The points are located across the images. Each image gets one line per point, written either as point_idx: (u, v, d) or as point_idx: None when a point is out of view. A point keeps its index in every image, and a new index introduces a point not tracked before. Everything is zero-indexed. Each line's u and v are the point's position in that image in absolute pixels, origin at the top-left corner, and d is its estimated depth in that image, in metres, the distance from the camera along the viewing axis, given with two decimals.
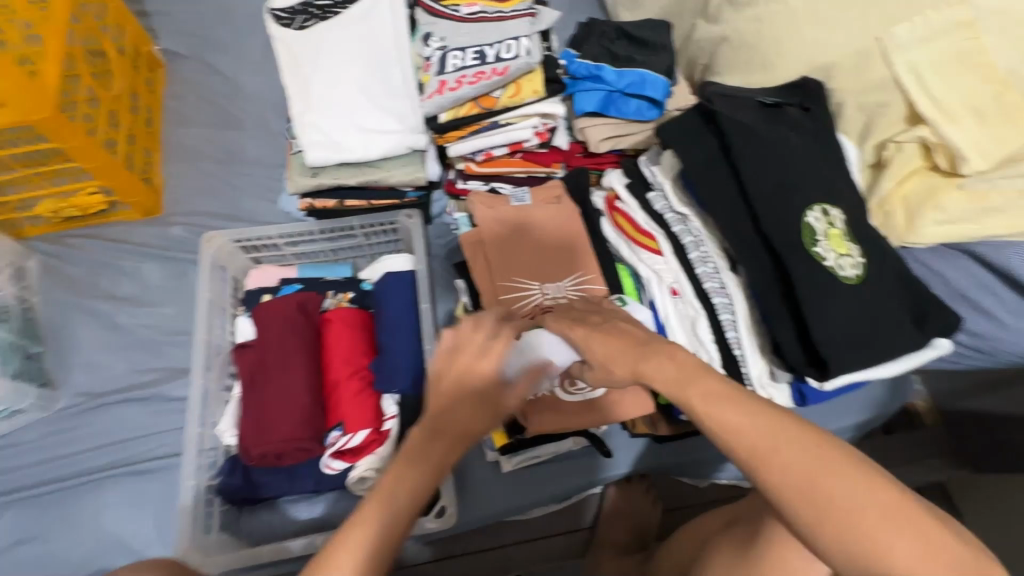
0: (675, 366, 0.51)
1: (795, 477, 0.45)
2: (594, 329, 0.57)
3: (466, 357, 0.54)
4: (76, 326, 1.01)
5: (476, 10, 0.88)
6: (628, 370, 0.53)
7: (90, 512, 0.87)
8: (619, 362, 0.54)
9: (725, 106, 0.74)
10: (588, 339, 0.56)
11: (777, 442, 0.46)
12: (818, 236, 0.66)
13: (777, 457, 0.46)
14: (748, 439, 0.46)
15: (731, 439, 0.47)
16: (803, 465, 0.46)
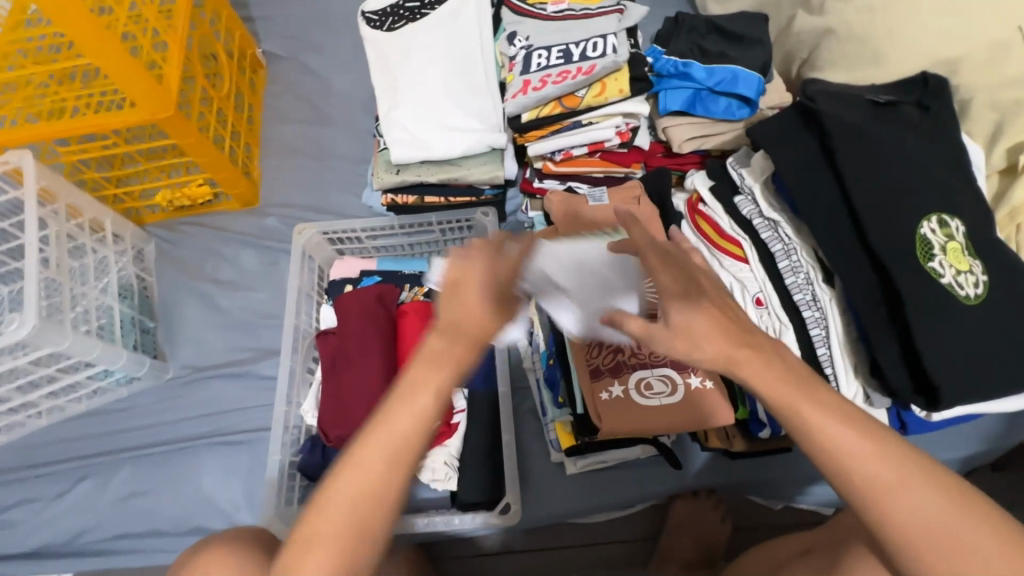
0: (788, 371, 0.50)
1: (919, 519, 0.45)
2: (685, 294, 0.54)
3: (462, 290, 0.53)
4: (184, 305, 1.12)
5: (562, 8, 0.87)
6: (723, 355, 0.51)
7: (191, 474, 0.97)
8: (716, 342, 0.51)
9: (830, 104, 0.68)
10: (684, 314, 0.52)
11: (903, 483, 0.46)
12: (934, 250, 0.60)
13: (901, 500, 0.46)
14: (871, 469, 0.46)
15: (844, 468, 0.47)
16: (929, 513, 0.45)
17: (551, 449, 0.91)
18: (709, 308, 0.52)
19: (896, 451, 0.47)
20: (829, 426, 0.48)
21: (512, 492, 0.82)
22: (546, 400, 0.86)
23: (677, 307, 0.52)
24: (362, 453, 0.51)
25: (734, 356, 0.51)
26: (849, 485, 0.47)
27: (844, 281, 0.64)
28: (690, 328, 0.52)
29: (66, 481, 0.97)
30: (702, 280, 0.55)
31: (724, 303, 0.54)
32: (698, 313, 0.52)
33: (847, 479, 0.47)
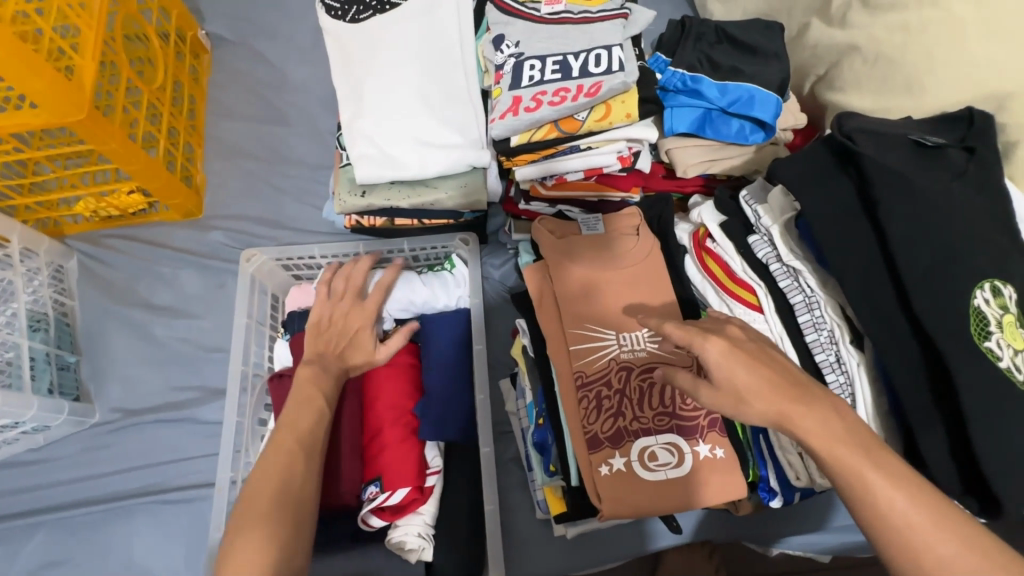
0: (841, 424, 0.51)
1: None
2: (736, 348, 0.54)
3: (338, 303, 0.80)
4: (112, 334, 0.96)
5: (558, 9, 0.74)
6: (773, 409, 0.51)
7: (122, 539, 0.83)
8: (763, 399, 0.52)
9: (870, 145, 0.58)
10: (724, 362, 0.53)
11: (966, 563, 0.45)
12: (990, 326, 0.53)
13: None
14: (918, 536, 0.46)
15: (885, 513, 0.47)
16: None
17: (537, 507, 0.83)
18: (755, 362, 0.53)
19: (952, 527, 0.46)
20: (893, 496, 0.47)
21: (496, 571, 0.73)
22: (534, 460, 0.77)
23: (718, 356, 0.53)
24: (279, 441, 0.66)
25: (783, 410, 0.51)
26: (899, 546, 0.47)
27: (880, 352, 0.56)
28: (738, 382, 0.52)
29: None
30: (739, 333, 0.57)
31: (765, 354, 0.55)
32: (740, 368, 0.52)
33: (902, 543, 0.47)
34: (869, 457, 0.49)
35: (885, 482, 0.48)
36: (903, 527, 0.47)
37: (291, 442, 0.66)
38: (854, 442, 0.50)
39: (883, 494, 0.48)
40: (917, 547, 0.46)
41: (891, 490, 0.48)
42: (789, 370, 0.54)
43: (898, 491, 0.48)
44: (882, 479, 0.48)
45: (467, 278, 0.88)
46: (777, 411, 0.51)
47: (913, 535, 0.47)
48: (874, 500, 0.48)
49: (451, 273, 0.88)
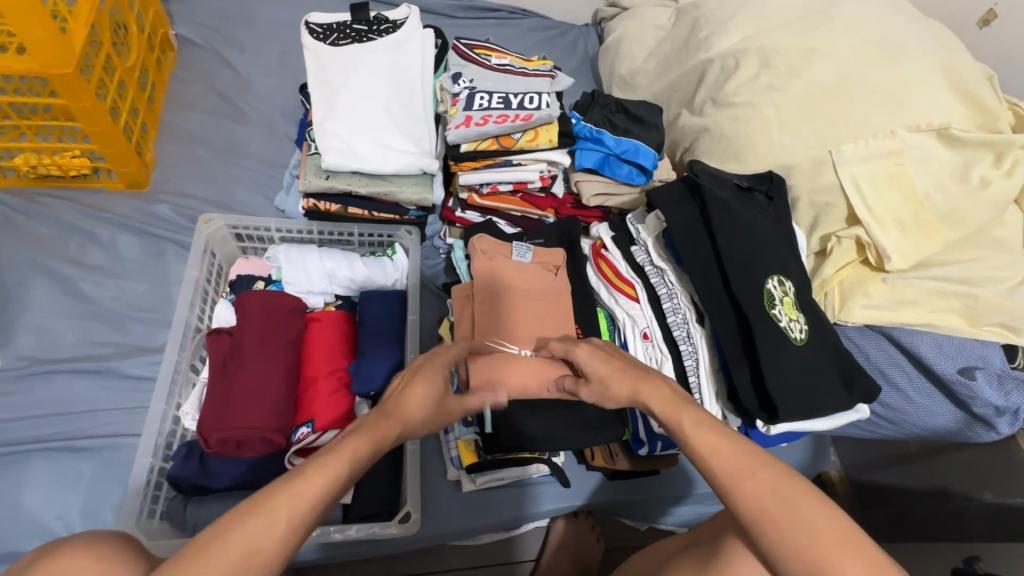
0: (668, 392, 0.61)
1: (763, 502, 0.50)
2: (596, 348, 0.70)
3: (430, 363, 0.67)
4: (32, 286, 0.96)
5: (504, 63, 0.99)
6: (626, 389, 0.63)
7: (11, 486, 0.80)
8: (620, 382, 0.64)
9: (707, 182, 0.87)
10: (590, 359, 0.68)
11: (744, 470, 0.52)
12: (775, 301, 0.78)
13: (746, 485, 0.51)
14: (723, 462, 0.53)
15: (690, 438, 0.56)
16: (766, 492, 0.51)
17: (449, 465, 0.93)
18: (610, 357, 0.68)
19: (745, 450, 0.54)
20: (700, 434, 0.55)
21: (412, 499, 0.82)
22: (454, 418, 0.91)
23: (585, 356, 0.69)
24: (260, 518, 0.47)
25: (635, 385, 0.63)
26: (711, 474, 0.53)
27: (712, 319, 0.80)
28: (600, 372, 0.66)
29: None
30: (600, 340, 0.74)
31: (617, 352, 0.70)
32: (598, 359, 0.68)
33: (703, 469, 0.54)
34: (680, 405, 0.59)
35: (693, 424, 0.56)
36: (705, 454, 0.54)
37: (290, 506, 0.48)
38: (671, 397, 0.60)
39: (691, 432, 0.56)
40: (721, 468, 0.53)
41: (698, 430, 0.56)
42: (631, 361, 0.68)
43: (701, 429, 0.56)
44: (690, 421, 0.57)
45: (406, 265, 1.03)
46: (630, 389, 0.63)
47: (716, 462, 0.53)
48: (682, 436, 0.57)
49: (392, 259, 1.02)
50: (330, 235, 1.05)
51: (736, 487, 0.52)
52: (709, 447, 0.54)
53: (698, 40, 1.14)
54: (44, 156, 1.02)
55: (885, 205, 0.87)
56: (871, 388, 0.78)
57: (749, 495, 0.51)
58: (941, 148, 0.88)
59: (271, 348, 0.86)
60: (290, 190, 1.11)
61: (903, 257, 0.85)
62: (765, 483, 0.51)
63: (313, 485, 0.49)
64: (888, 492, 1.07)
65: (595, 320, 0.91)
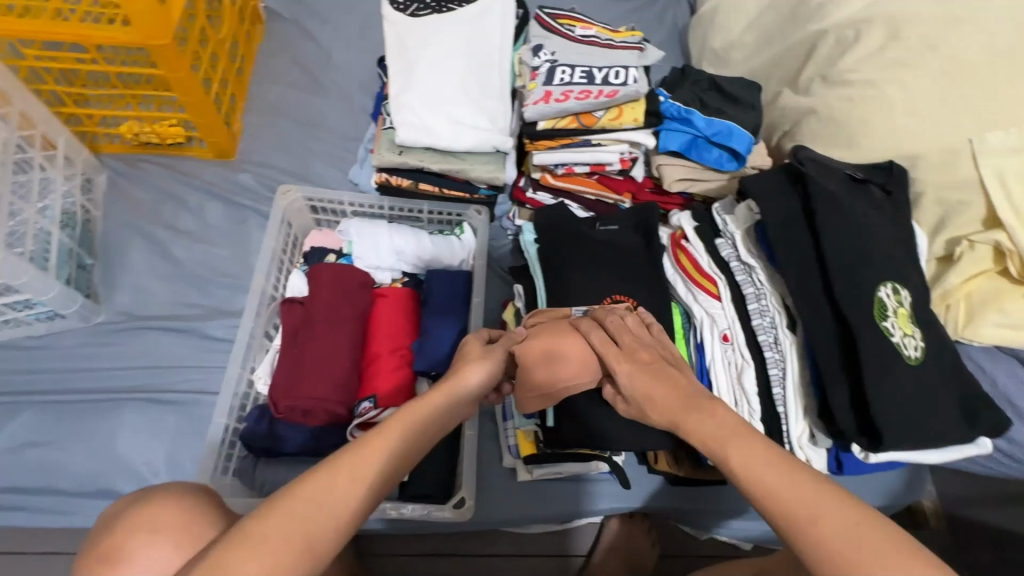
0: (718, 421, 0.54)
1: (849, 551, 0.42)
2: (639, 368, 0.64)
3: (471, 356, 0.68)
4: (130, 246, 1.03)
5: (589, 34, 0.92)
6: (667, 415, 0.59)
7: (107, 430, 0.88)
8: (661, 405, 0.60)
9: (814, 170, 0.77)
10: (634, 380, 0.63)
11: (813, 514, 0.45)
12: (888, 312, 0.68)
13: (818, 531, 0.44)
14: (785, 500, 0.46)
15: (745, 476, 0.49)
16: (841, 542, 0.43)
17: (506, 453, 0.91)
18: (660, 380, 0.61)
19: (813, 487, 0.46)
20: (756, 472, 0.48)
21: (468, 486, 0.81)
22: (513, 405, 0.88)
23: (626, 379, 0.64)
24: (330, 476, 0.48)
25: (677, 416, 0.58)
26: (775, 520, 0.46)
27: (809, 327, 0.71)
28: (642, 396, 0.62)
29: None
30: (644, 352, 0.66)
31: (661, 366, 0.64)
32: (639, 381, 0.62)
33: (767, 512, 0.47)
34: (735, 435, 0.52)
35: (744, 456, 0.50)
36: (765, 490, 0.47)
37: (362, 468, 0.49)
38: (730, 421, 0.54)
39: (745, 470, 0.49)
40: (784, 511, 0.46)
41: (752, 467, 0.49)
42: (681, 381, 0.61)
43: (758, 463, 0.49)
44: (739, 451, 0.50)
45: (473, 245, 1.00)
46: (672, 416, 0.58)
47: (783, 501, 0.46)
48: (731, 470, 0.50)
49: (460, 237, 1.00)
50: (399, 212, 1.05)
51: (809, 532, 0.44)
52: (767, 485, 0.47)
53: (810, 9, 1.01)
54: (146, 125, 1.08)
55: None
56: (997, 421, 0.67)
57: (832, 539, 0.43)
58: None
59: (338, 322, 0.87)
60: (364, 164, 1.11)
61: None
62: (842, 529, 0.43)
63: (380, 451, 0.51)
64: (1000, 536, 0.94)
65: (671, 316, 0.85)
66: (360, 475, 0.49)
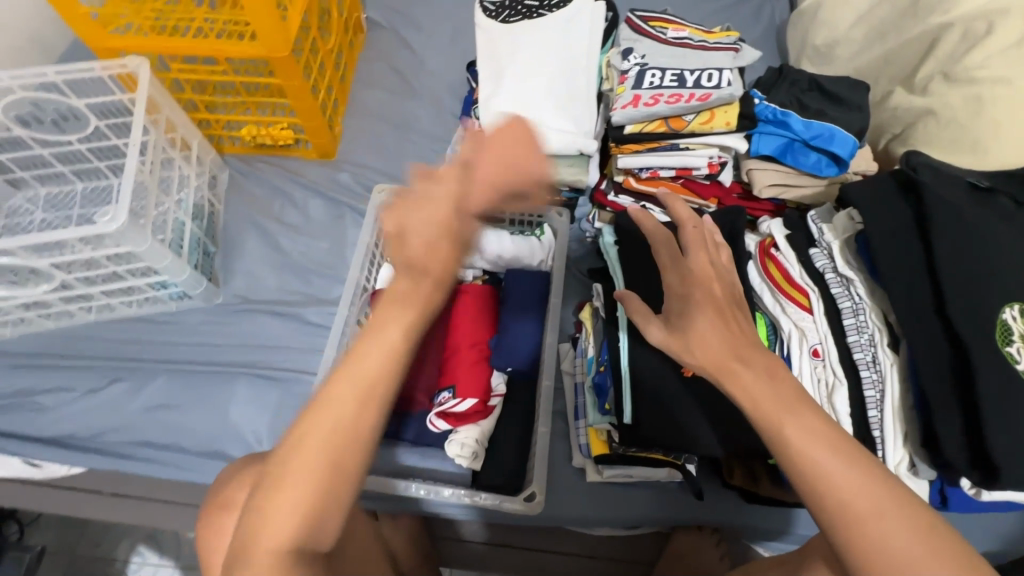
0: (774, 389, 0.54)
1: (888, 546, 0.49)
2: (705, 305, 0.60)
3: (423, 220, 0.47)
4: (245, 236, 1.15)
5: (682, 36, 0.91)
6: (720, 362, 0.56)
7: (222, 400, 0.99)
8: (714, 346, 0.57)
9: (930, 178, 0.71)
10: (691, 313, 0.60)
11: (864, 508, 0.49)
12: (1013, 336, 0.62)
13: (871, 528, 0.49)
14: (838, 486, 0.50)
15: (799, 456, 0.51)
16: (885, 533, 0.49)
17: (577, 452, 0.92)
18: (725, 320, 0.59)
19: (862, 478, 0.50)
20: (815, 456, 0.50)
21: (538, 481, 0.83)
22: (590, 403, 0.87)
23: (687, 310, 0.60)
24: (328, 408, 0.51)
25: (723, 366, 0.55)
26: (824, 509, 0.50)
27: (916, 350, 0.66)
28: (700, 331, 0.58)
29: (100, 378, 1.00)
30: (718, 290, 0.63)
31: (733, 316, 0.60)
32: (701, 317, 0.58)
33: (815, 501, 0.51)
34: (789, 410, 0.52)
35: (803, 435, 0.51)
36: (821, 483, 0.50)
37: (354, 402, 0.51)
38: (782, 404, 0.52)
39: (807, 458, 0.51)
40: (838, 500, 0.50)
41: (813, 453, 0.51)
42: (745, 334, 0.59)
43: (816, 450, 0.51)
44: (796, 430, 0.51)
45: (553, 246, 1.03)
46: (725, 363, 0.56)
47: (839, 497, 0.50)
48: (784, 448, 0.52)
49: (539, 238, 1.03)
50: None
51: (860, 525, 0.49)
52: (826, 478, 0.50)
53: (932, 0, 0.93)
54: (262, 128, 1.19)
55: None
56: None
57: (878, 535, 0.49)
58: None
59: (425, 323, 0.93)
60: None
61: None
62: (888, 519, 0.49)
63: (351, 372, 0.51)
64: None
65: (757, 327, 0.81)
66: (355, 407, 0.51)
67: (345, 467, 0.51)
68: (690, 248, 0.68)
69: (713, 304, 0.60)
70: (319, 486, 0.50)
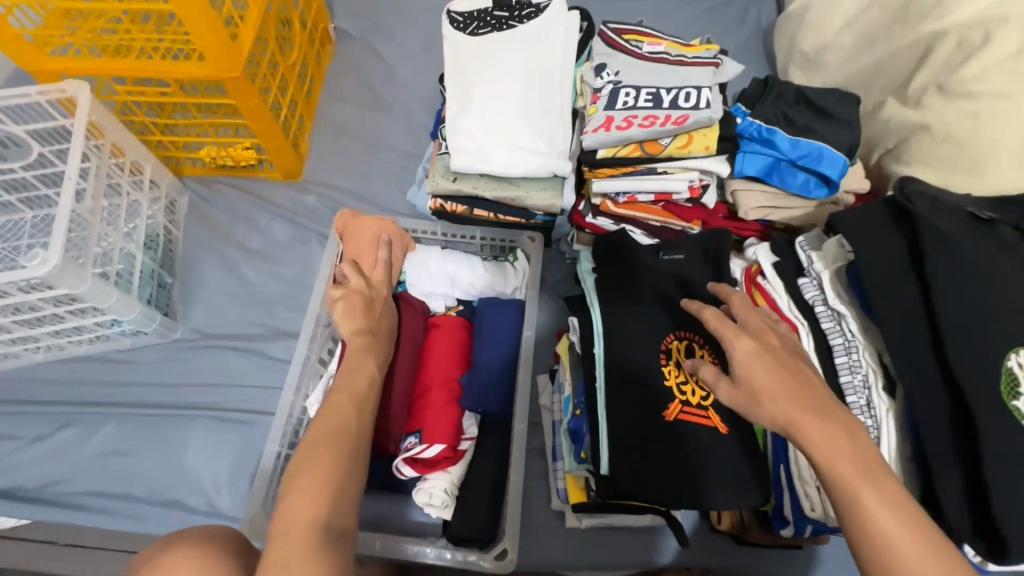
0: (850, 443, 0.51)
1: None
2: (769, 355, 0.56)
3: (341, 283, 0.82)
4: (205, 266, 1.08)
5: (658, 50, 0.85)
6: (790, 417, 0.52)
7: (179, 445, 0.93)
8: (783, 400, 0.53)
9: (927, 208, 0.65)
10: (752, 363, 0.55)
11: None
12: (1019, 388, 0.56)
13: None
14: (907, 563, 0.46)
15: (869, 519, 0.48)
16: None
17: (555, 495, 0.87)
18: (782, 364, 0.55)
19: (938, 558, 0.47)
20: (884, 519, 0.48)
21: (511, 537, 0.80)
22: (566, 448, 0.82)
23: (743, 356, 0.56)
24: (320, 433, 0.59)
25: (797, 417, 0.52)
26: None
27: (913, 400, 0.60)
28: (758, 381, 0.54)
29: (48, 425, 0.94)
30: (775, 340, 0.59)
31: (795, 364, 0.56)
32: (760, 365, 0.55)
33: (882, 572, 0.47)
34: (867, 475, 0.50)
35: (878, 501, 0.48)
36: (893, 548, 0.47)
37: (351, 406, 0.64)
38: (854, 457, 0.50)
39: (879, 521, 0.48)
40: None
41: (886, 514, 0.48)
42: (810, 380, 0.55)
43: (886, 513, 0.48)
44: (876, 499, 0.49)
45: (526, 272, 0.98)
46: (794, 417, 0.52)
47: (909, 569, 0.46)
48: (856, 507, 0.49)
49: (513, 264, 0.98)
50: (453, 237, 1.03)
51: None
52: (899, 546, 0.47)
53: (925, 6, 0.87)
54: (222, 149, 1.13)
55: None
56: None
57: None
58: None
59: (397, 352, 0.86)
60: (421, 185, 1.08)
61: None
62: None
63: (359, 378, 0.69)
64: None
65: None
66: (352, 410, 0.64)
67: (352, 465, 0.59)
68: (740, 312, 0.63)
69: (777, 356, 0.56)
70: (331, 469, 0.56)
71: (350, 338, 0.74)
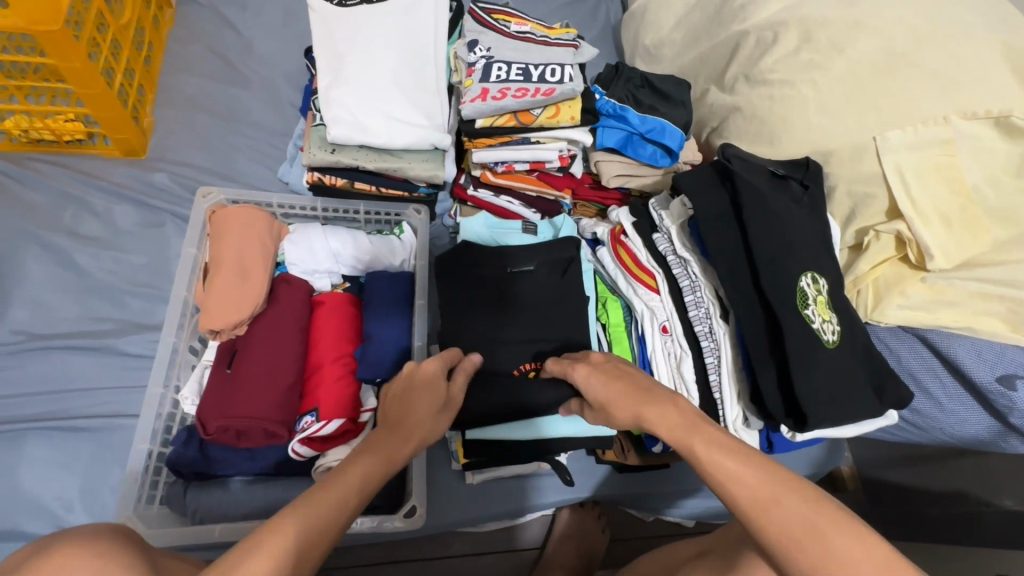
0: (678, 414, 0.60)
1: (791, 530, 0.48)
2: (593, 368, 0.70)
3: (226, 313, 0.82)
4: (25, 256, 0.92)
5: (524, 30, 0.92)
6: (630, 413, 0.63)
7: (9, 464, 0.79)
8: (623, 407, 0.63)
9: (741, 168, 0.81)
10: (589, 381, 0.69)
11: (774, 496, 0.50)
12: (809, 300, 0.74)
13: (773, 513, 0.49)
14: (745, 487, 0.51)
15: (706, 464, 0.54)
16: (788, 521, 0.49)
17: (454, 458, 0.90)
18: (611, 377, 0.67)
19: (766, 471, 0.52)
20: (718, 461, 0.54)
21: (418, 494, 0.82)
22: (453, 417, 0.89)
23: (583, 378, 0.69)
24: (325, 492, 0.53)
25: (639, 411, 0.62)
26: (730, 502, 0.51)
27: (740, 318, 0.75)
28: (600, 394, 0.66)
29: None
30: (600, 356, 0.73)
31: (620, 369, 0.69)
32: (597, 381, 0.68)
33: (726, 497, 0.52)
34: (693, 430, 0.57)
35: (706, 448, 0.55)
36: (730, 487, 0.52)
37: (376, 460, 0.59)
38: (684, 422, 0.58)
39: (706, 460, 0.54)
40: (743, 494, 0.51)
41: (715, 457, 0.54)
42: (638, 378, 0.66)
43: (721, 456, 0.54)
44: (705, 447, 0.55)
45: (413, 245, 0.98)
46: (635, 413, 0.62)
47: (743, 492, 0.51)
48: (699, 465, 0.55)
49: (399, 237, 0.98)
50: (333, 213, 1.02)
51: (764, 517, 0.49)
52: (728, 475, 0.52)
53: (732, 10, 1.06)
54: (36, 120, 0.96)
55: (932, 200, 0.81)
56: (902, 394, 0.75)
57: (787, 527, 0.48)
58: (999, 139, 0.81)
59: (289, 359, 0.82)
60: (294, 162, 1.04)
61: (947, 256, 0.79)
62: (790, 507, 0.49)
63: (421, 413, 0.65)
64: (888, 493, 1.10)
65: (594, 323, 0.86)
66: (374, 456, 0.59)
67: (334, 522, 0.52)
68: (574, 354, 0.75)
69: (605, 367, 0.69)
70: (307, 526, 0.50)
71: (254, 388, 0.78)
